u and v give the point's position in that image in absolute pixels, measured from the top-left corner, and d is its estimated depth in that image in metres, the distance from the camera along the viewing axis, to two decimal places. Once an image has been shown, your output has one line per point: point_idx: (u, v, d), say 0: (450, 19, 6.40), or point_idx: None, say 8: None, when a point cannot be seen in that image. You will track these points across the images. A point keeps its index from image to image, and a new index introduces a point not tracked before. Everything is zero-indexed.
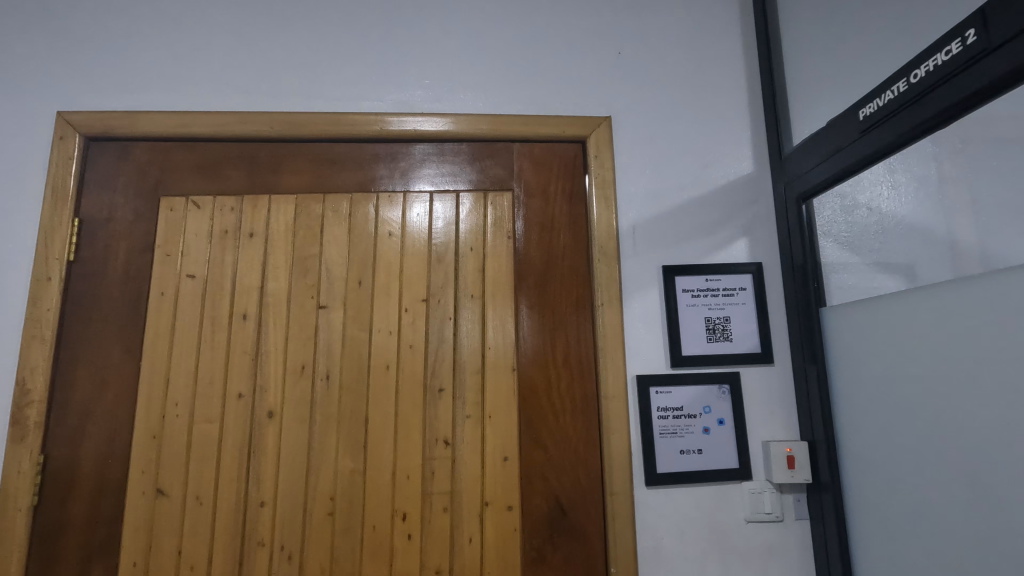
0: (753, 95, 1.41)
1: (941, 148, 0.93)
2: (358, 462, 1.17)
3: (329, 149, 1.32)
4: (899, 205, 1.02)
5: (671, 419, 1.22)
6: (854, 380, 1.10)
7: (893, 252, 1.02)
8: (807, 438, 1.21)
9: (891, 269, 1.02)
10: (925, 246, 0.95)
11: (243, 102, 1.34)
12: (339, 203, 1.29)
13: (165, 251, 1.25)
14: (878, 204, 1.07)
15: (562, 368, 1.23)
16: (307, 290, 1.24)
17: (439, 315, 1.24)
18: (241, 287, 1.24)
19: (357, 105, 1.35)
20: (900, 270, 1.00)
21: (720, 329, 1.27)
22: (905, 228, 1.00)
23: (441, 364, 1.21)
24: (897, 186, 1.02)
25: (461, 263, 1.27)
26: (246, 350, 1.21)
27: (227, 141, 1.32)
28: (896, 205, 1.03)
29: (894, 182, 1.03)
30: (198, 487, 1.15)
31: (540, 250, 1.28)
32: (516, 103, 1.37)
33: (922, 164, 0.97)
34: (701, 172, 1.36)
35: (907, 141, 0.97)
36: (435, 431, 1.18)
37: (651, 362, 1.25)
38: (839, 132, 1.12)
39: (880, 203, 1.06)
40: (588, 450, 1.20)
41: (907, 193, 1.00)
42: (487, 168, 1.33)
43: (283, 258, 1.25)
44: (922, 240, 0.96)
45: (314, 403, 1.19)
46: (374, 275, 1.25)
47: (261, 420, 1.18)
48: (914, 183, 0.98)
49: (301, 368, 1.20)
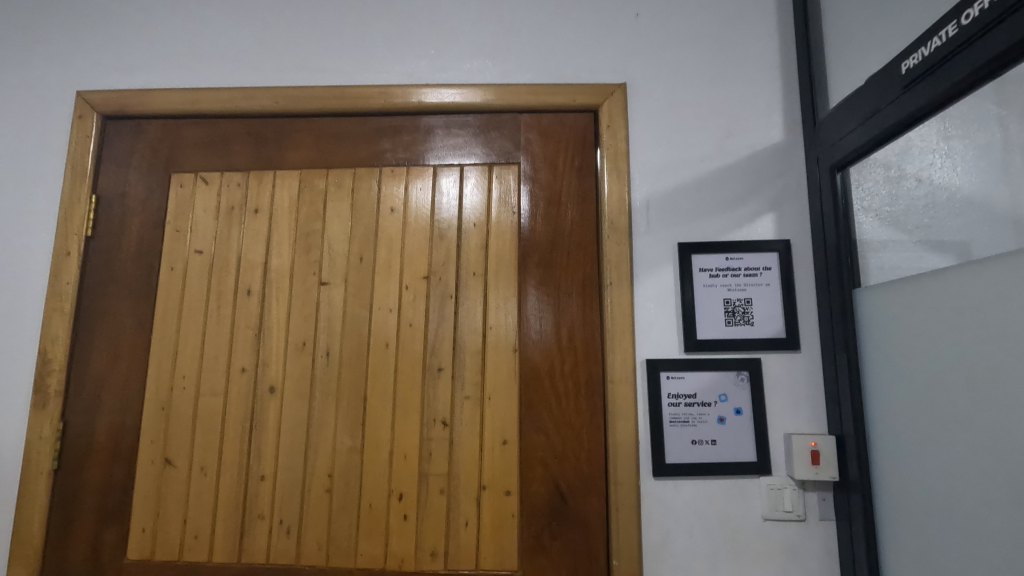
0: (786, 55, 1.28)
1: (1009, 111, 0.79)
2: (356, 440, 1.15)
3: (334, 125, 1.30)
4: (953, 176, 0.89)
5: (683, 407, 1.13)
6: (896, 371, 0.98)
7: (943, 230, 0.90)
8: (834, 432, 1.10)
9: (941, 248, 0.90)
10: (983, 221, 0.82)
11: (249, 78, 1.33)
12: (342, 178, 1.27)
13: (176, 227, 1.27)
14: (929, 175, 0.94)
15: (567, 350, 1.17)
16: (308, 267, 1.23)
17: (439, 293, 1.20)
18: (245, 263, 1.24)
19: (360, 78, 1.32)
20: (952, 250, 0.88)
21: (740, 312, 1.16)
22: (960, 202, 0.87)
23: (441, 343, 1.18)
24: (951, 155, 0.89)
25: (464, 240, 1.22)
26: (250, 325, 1.22)
27: (234, 119, 1.32)
28: (950, 176, 0.90)
29: (949, 151, 0.90)
30: (202, 459, 1.17)
31: (546, 225, 1.22)
32: (524, 71, 1.30)
33: (980, 130, 0.84)
34: (724, 140, 1.25)
35: (958, 93, 0.85)
36: (433, 411, 1.15)
37: (663, 346, 1.17)
38: (879, 90, 1.00)
39: (931, 173, 0.94)
40: (592, 437, 1.13)
41: (962, 163, 0.87)
42: (492, 140, 1.27)
43: (286, 234, 1.25)
44: (978, 215, 0.83)
45: (314, 379, 1.19)
46: (375, 251, 1.23)
47: (263, 395, 1.18)
48: (971, 151, 0.85)
49: (302, 344, 1.20)
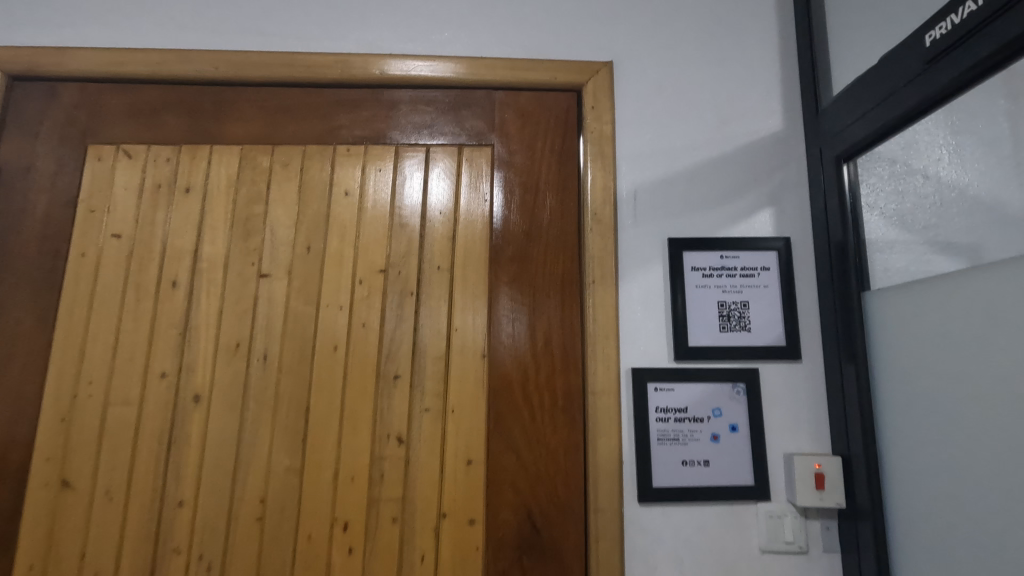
0: (785, 38, 1.18)
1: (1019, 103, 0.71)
2: (295, 460, 0.98)
3: (282, 96, 1.14)
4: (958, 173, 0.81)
5: (672, 422, 1.00)
6: (905, 386, 0.88)
7: (950, 232, 0.81)
8: (839, 452, 0.98)
9: (949, 250, 0.81)
10: (992, 223, 0.74)
11: (186, 40, 1.16)
12: (290, 156, 1.11)
13: (90, 207, 1.09)
14: (931, 172, 0.86)
15: (543, 357, 1.02)
16: (246, 256, 1.06)
17: (398, 289, 1.05)
18: (172, 250, 1.07)
19: (315, 45, 1.16)
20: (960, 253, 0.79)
21: (736, 317, 1.04)
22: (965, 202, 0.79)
23: (398, 347, 1.03)
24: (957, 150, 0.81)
25: (428, 230, 1.08)
26: (173, 323, 1.04)
27: (167, 86, 1.15)
28: (954, 173, 0.81)
29: (954, 146, 0.81)
30: (109, 480, 0.98)
31: (522, 216, 1.08)
32: (500, 45, 1.16)
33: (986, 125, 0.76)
34: (718, 127, 1.13)
35: (1000, 62, 0.72)
36: (387, 426, 0.99)
37: (650, 353, 1.04)
38: (894, 70, 0.88)
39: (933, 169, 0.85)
40: (570, 457, 0.99)
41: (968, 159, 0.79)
42: (463, 119, 1.13)
43: (221, 218, 1.08)
44: (987, 216, 0.75)
45: (248, 387, 1.01)
46: (326, 239, 1.07)
47: (186, 405, 1.01)
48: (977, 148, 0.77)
49: (235, 346, 1.03)
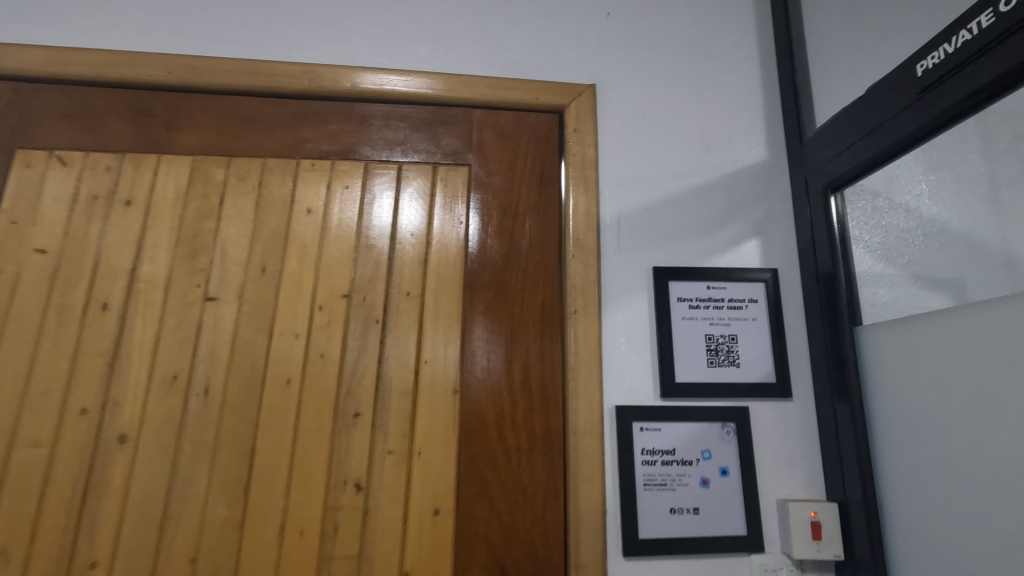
0: (767, 70, 1.17)
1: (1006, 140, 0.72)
2: (235, 512, 0.86)
3: (243, 105, 1.06)
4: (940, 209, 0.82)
5: (659, 466, 0.92)
6: (898, 426, 0.84)
7: (934, 266, 0.82)
8: (834, 498, 0.93)
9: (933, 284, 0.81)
10: (975, 259, 0.76)
11: (139, 42, 1.07)
12: (248, 169, 1.02)
13: (12, 218, 0.96)
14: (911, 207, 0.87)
15: (520, 394, 0.94)
16: (191, 277, 0.95)
17: (362, 316, 0.95)
18: (105, 269, 0.95)
19: (282, 54, 1.09)
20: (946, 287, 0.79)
21: (725, 352, 0.99)
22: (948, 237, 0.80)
23: (360, 381, 0.92)
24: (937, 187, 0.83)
25: (397, 254, 0.99)
26: (101, 351, 0.91)
27: (113, 89, 1.05)
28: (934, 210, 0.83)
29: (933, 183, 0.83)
30: (6, 538, 0.83)
31: (500, 241, 1.01)
32: (480, 63, 1.12)
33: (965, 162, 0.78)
34: (703, 155, 1.10)
35: (999, 91, 0.70)
36: (344, 471, 0.88)
37: (635, 389, 0.96)
38: (885, 99, 0.86)
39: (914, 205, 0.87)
40: (548, 505, 0.90)
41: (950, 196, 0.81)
42: (439, 137, 1.07)
43: (165, 234, 0.97)
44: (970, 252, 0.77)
45: (184, 425, 0.89)
46: (283, 261, 0.97)
47: (109, 447, 0.87)
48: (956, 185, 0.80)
49: (172, 378, 0.91)
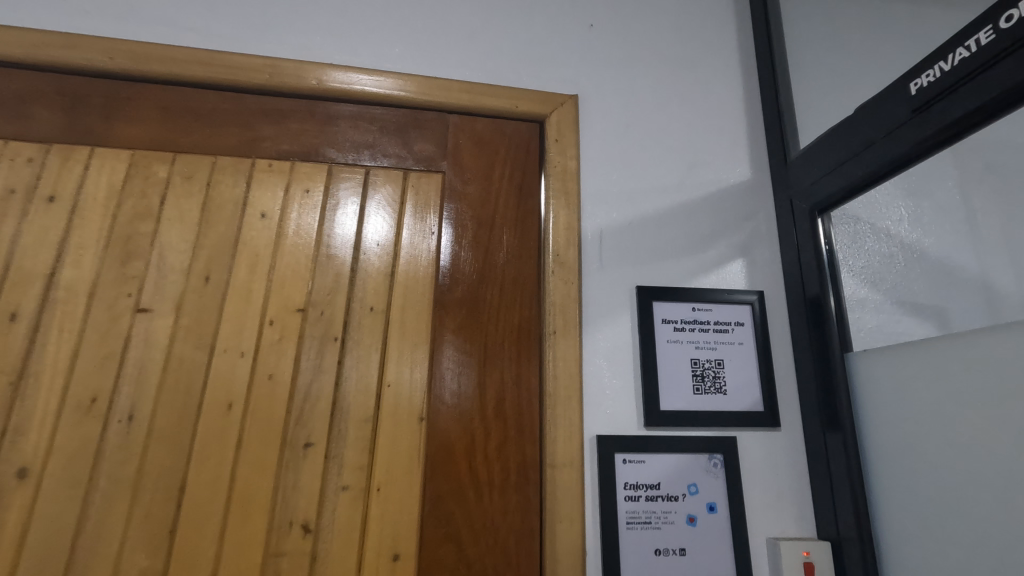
0: (750, 90, 1.16)
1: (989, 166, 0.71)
2: (156, 561, 0.73)
3: (194, 98, 0.96)
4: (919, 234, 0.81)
5: (644, 502, 0.85)
6: (886, 458, 0.81)
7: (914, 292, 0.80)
8: (825, 534, 0.87)
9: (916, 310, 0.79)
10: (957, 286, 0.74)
11: (79, 25, 0.97)
12: (196, 167, 0.92)
13: None
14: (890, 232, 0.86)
15: (493, 422, 0.85)
16: (122, 285, 0.84)
17: (319, 334, 0.85)
18: (17, 273, 0.82)
19: (242, 46, 1.00)
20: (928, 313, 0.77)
21: (711, 377, 0.93)
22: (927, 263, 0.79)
23: (313, 407, 0.82)
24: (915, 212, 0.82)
25: (361, 265, 0.90)
26: (4, 369, 0.78)
27: (44, 73, 0.93)
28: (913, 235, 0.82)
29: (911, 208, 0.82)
30: None
31: (474, 254, 0.94)
32: (458, 67, 1.06)
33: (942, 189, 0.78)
34: (687, 172, 1.07)
35: (1000, 108, 0.68)
36: (290, 511, 0.77)
37: (618, 417, 0.89)
38: (876, 117, 0.83)
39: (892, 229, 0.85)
40: (522, 548, 0.81)
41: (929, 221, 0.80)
42: (411, 142, 0.99)
43: (94, 236, 0.86)
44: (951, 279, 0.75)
45: (100, 458, 0.76)
46: (231, 270, 0.87)
47: (5, 484, 0.74)
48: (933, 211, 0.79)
49: (90, 402, 0.78)
